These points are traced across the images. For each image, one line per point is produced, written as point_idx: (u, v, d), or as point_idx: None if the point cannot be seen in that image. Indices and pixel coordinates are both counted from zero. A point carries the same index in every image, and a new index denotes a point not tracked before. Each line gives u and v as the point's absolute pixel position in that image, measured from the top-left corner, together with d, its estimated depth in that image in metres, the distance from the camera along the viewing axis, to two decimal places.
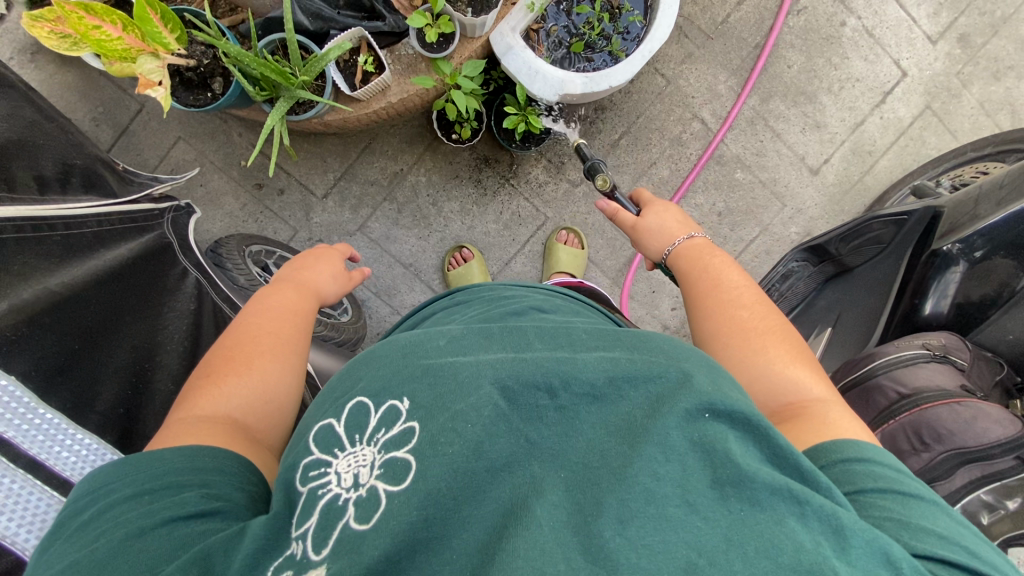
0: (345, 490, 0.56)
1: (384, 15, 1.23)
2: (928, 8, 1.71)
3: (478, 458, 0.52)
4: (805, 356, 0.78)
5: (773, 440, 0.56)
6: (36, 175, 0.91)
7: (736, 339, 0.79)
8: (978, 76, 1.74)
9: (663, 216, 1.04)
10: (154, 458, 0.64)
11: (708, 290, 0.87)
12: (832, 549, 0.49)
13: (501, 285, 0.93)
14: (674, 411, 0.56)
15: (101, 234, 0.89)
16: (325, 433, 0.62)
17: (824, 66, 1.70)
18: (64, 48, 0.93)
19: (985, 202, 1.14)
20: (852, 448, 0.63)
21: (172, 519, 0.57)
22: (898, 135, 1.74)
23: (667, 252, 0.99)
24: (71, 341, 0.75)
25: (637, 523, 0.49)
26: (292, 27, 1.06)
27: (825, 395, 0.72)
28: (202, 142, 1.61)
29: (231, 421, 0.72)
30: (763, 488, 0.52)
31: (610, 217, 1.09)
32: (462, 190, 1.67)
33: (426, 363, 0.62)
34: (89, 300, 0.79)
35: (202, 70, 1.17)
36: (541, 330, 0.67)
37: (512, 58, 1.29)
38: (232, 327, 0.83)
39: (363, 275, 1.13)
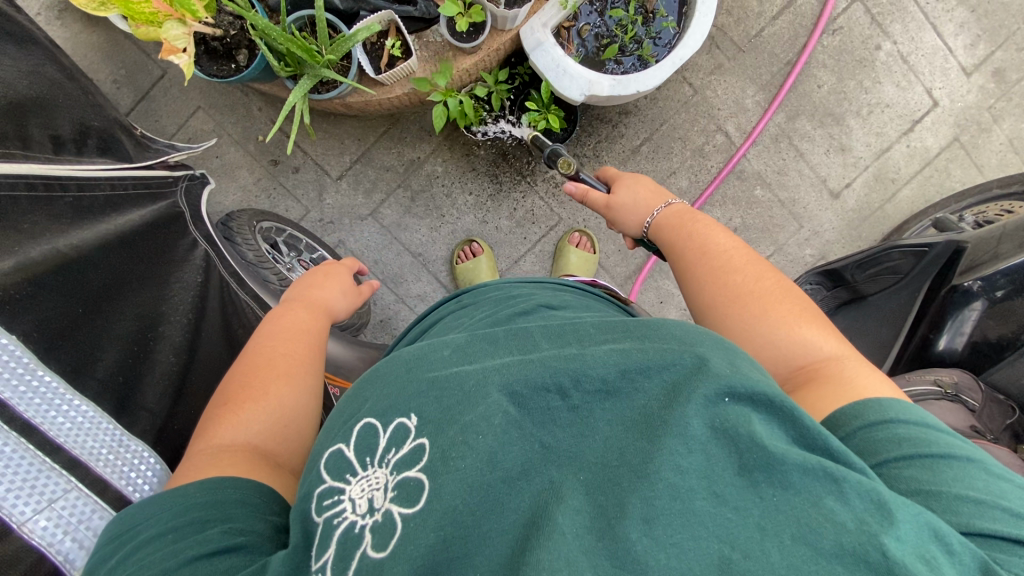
0: (361, 516, 0.56)
1: (416, 0, 1.20)
2: (965, 39, 1.68)
3: (493, 469, 0.52)
4: (811, 312, 0.78)
5: (801, 420, 0.54)
6: (54, 134, 0.89)
7: (738, 306, 0.79)
8: (1010, 112, 1.71)
9: (634, 189, 1.04)
10: (177, 495, 0.64)
11: (698, 258, 0.87)
12: (880, 525, 0.48)
13: (506, 282, 0.92)
14: (692, 399, 0.54)
15: (111, 196, 0.90)
16: (336, 459, 0.61)
17: (855, 89, 1.68)
18: (90, 7, 0.92)
19: (1007, 242, 1.11)
20: (871, 410, 0.62)
21: (193, 559, 0.57)
22: (923, 165, 1.71)
23: (647, 225, 0.99)
24: (76, 304, 0.74)
25: (662, 521, 0.48)
26: (322, 4, 1.05)
27: (837, 350, 0.72)
28: (221, 114, 1.60)
29: (251, 448, 0.73)
30: (794, 468, 0.50)
31: (580, 199, 1.11)
32: (477, 183, 1.66)
33: (430, 377, 0.61)
34: (97, 262, 0.78)
35: (228, 41, 1.16)
36: (546, 328, 0.65)
37: (540, 54, 1.27)
38: (246, 353, 0.84)
39: (371, 288, 1.15)
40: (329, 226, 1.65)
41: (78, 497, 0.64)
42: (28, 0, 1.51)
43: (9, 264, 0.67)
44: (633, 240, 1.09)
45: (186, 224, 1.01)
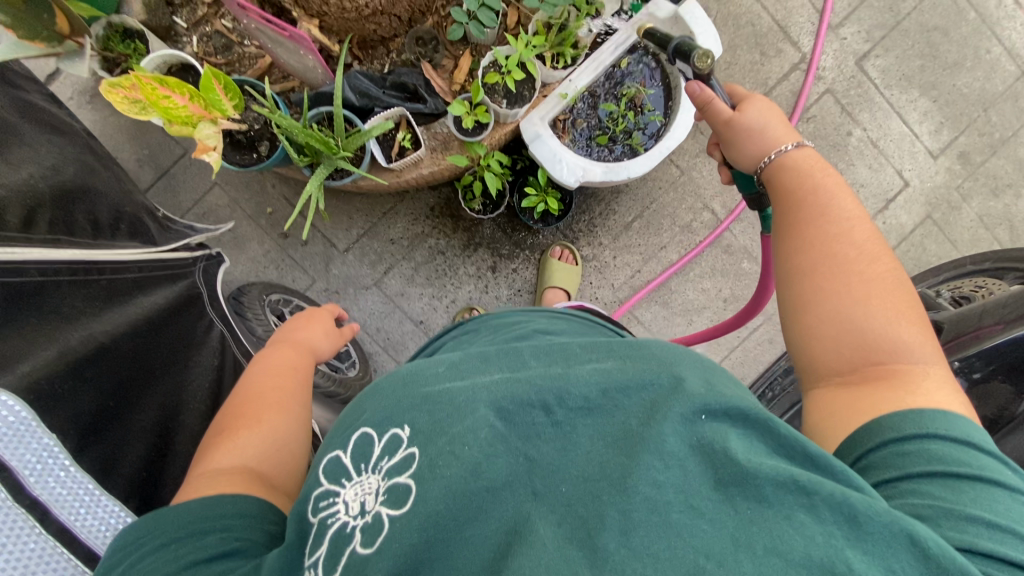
0: (353, 517, 0.60)
1: (425, 97, 1.32)
2: (930, 125, 1.82)
3: (477, 478, 0.55)
4: (913, 308, 0.72)
5: (776, 429, 0.59)
6: (93, 219, 0.96)
7: (838, 282, 0.73)
8: (977, 192, 1.83)
9: (766, 114, 0.88)
10: (179, 512, 0.66)
11: (815, 221, 0.78)
12: (846, 539, 0.51)
13: (504, 312, 0.97)
14: (669, 417, 0.57)
15: (138, 278, 0.96)
16: (334, 464, 0.66)
17: (831, 171, 1.79)
18: (134, 112, 0.99)
19: (987, 317, 1.19)
20: (913, 421, 0.63)
21: (191, 564, 0.61)
22: (899, 241, 1.81)
23: (766, 162, 0.86)
24: (109, 398, 0.75)
25: (639, 533, 0.51)
26: (340, 102, 1.17)
27: (924, 359, 0.69)
28: (236, 190, 1.69)
29: (246, 470, 0.75)
30: (767, 482, 0.53)
31: (701, 106, 0.92)
32: (478, 256, 1.74)
33: (425, 391, 0.66)
34: (127, 352, 0.81)
35: (251, 133, 1.24)
36: (537, 349, 0.70)
37: (539, 145, 1.37)
38: (239, 388, 0.87)
39: (350, 330, 1.19)
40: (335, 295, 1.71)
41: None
42: (63, 88, 1.63)
43: (52, 353, 0.69)
44: (730, 169, 1.00)
45: (203, 305, 1.08)
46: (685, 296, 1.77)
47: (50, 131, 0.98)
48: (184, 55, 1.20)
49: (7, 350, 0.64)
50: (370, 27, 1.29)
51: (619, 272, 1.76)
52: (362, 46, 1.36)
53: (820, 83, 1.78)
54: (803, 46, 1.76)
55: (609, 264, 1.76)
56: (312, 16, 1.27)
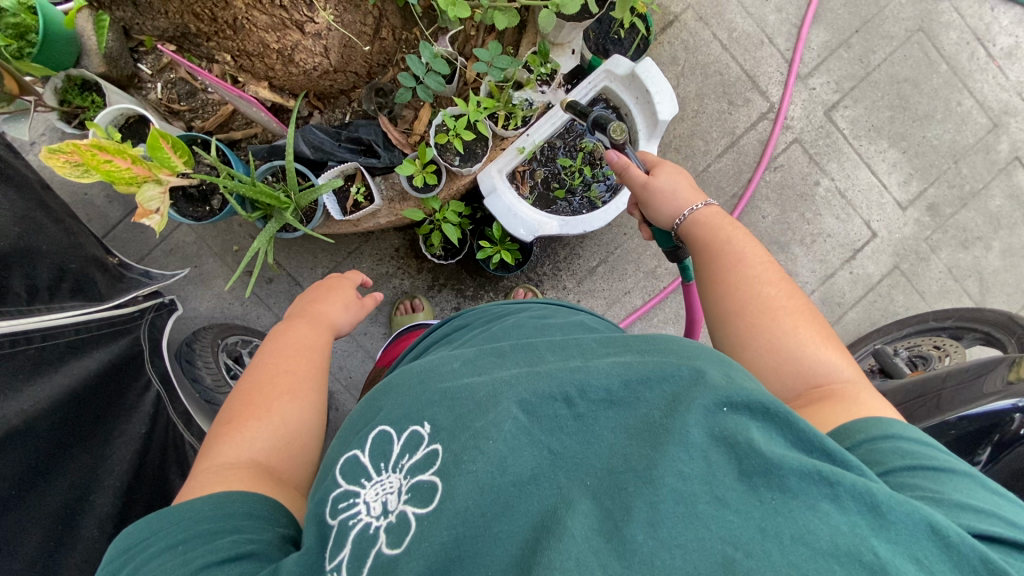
0: (375, 518, 0.59)
1: (380, 152, 1.33)
2: (899, 176, 1.81)
3: (504, 473, 0.55)
4: (829, 333, 0.79)
5: (796, 424, 0.57)
6: (31, 282, 0.97)
7: (766, 317, 0.79)
8: (947, 243, 1.82)
9: (675, 178, 1.00)
10: (186, 508, 0.66)
11: (732, 266, 0.85)
12: (870, 528, 0.50)
13: (499, 304, 0.99)
14: (692, 408, 0.57)
15: (74, 341, 0.99)
16: (351, 464, 0.66)
17: (797, 220, 1.79)
18: (75, 175, 1.00)
19: (950, 378, 1.26)
20: (875, 425, 0.65)
21: (202, 567, 0.59)
22: (866, 291, 1.80)
23: (683, 218, 0.95)
24: (13, 486, 0.78)
25: (667, 524, 0.50)
26: (292, 158, 1.18)
27: (854, 376, 0.74)
28: (203, 228, 1.71)
29: (255, 464, 0.75)
30: (791, 472, 0.52)
31: (619, 170, 1.04)
32: (443, 296, 1.74)
33: (442, 386, 0.66)
34: (42, 433, 0.84)
35: (204, 187, 1.26)
36: (551, 343, 0.71)
37: (494, 199, 1.36)
38: (247, 375, 0.87)
39: (377, 301, 1.17)
40: None
41: None
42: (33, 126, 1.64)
43: None
44: (649, 228, 1.12)
45: (145, 362, 1.14)
46: None
47: (1, 185, 1.01)
48: (138, 109, 1.22)
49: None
50: (325, 83, 1.31)
51: None
52: (321, 98, 1.38)
53: (788, 132, 1.79)
54: (771, 96, 1.77)
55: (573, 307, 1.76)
56: (262, 79, 1.30)
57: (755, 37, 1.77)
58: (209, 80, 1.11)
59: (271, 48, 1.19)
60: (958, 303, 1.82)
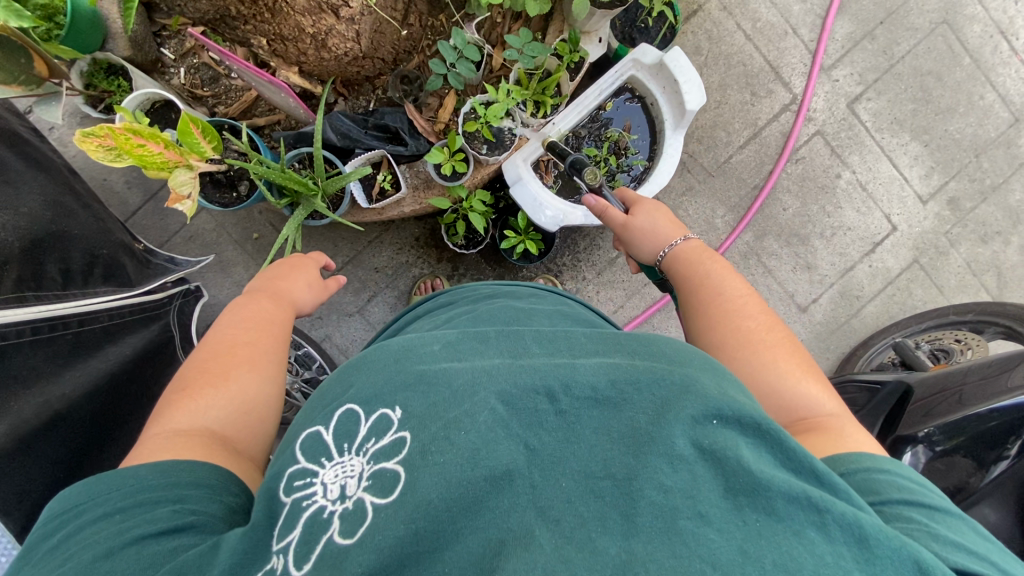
0: (331, 502, 0.58)
1: (406, 140, 1.33)
2: (920, 170, 1.81)
3: (475, 467, 0.53)
4: (810, 368, 0.81)
5: (787, 443, 0.58)
6: (65, 267, 0.97)
7: (747, 351, 0.82)
8: (966, 238, 1.82)
9: (653, 215, 1.08)
10: (126, 477, 0.64)
11: (714, 302, 0.90)
12: (856, 562, 0.50)
13: (487, 285, 1.02)
14: (679, 417, 0.57)
15: (108, 327, 0.99)
16: (313, 441, 0.64)
17: (818, 213, 1.79)
18: (107, 158, 0.99)
19: (972, 373, 1.27)
20: (869, 459, 0.67)
21: (139, 539, 0.58)
22: (885, 284, 1.80)
23: (664, 253, 1.02)
24: (59, 470, 0.83)
25: (642, 538, 0.49)
26: (321, 144, 1.17)
27: (835, 410, 0.76)
28: (223, 215, 1.70)
29: (210, 433, 0.73)
30: (779, 495, 0.52)
31: (599, 212, 1.14)
32: (462, 286, 1.74)
33: (420, 369, 0.64)
34: (83, 420, 0.88)
35: (231, 173, 1.26)
36: (539, 336, 0.71)
37: (520, 188, 1.36)
38: (205, 344, 0.84)
39: (338, 284, 1.16)
40: (317, 322, 1.72)
41: None
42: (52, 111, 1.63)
43: (5, 429, 0.76)
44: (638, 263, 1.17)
45: (175, 348, 1.16)
46: (667, 332, 1.78)
47: (30, 171, 1.00)
48: (163, 92, 1.21)
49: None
50: (353, 70, 1.30)
51: (602, 307, 1.76)
52: (346, 84, 1.36)
53: (810, 124, 1.78)
54: (794, 88, 1.76)
55: (592, 298, 1.76)
56: (292, 64, 1.28)
57: (779, 27, 1.75)
58: (241, 65, 1.08)
59: (306, 33, 1.19)
60: (976, 297, 1.82)
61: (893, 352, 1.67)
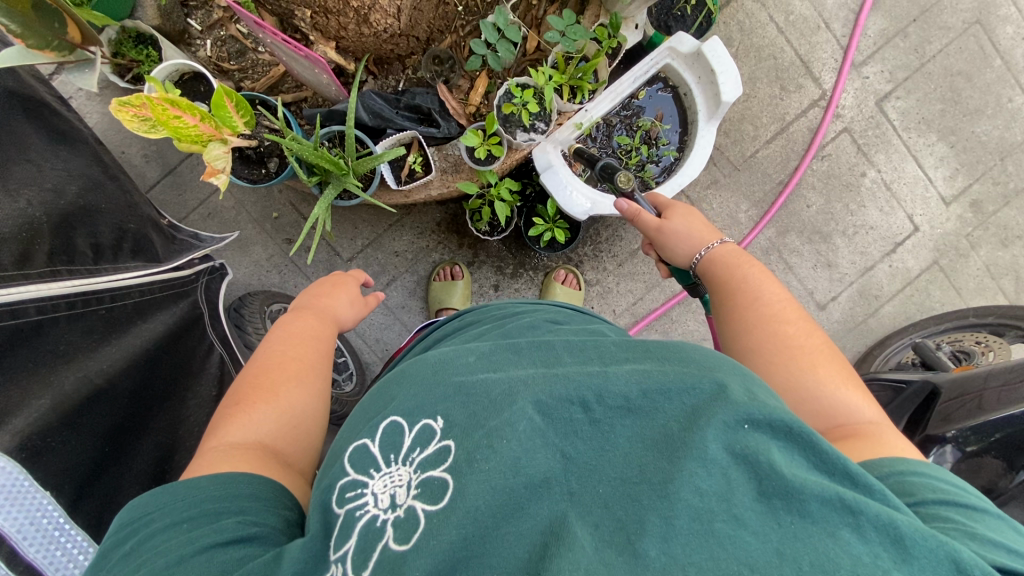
0: (383, 511, 0.56)
1: (439, 122, 1.31)
2: (945, 171, 1.80)
3: (516, 474, 0.52)
4: (851, 375, 0.76)
5: (818, 446, 0.54)
6: (95, 242, 0.95)
7: (783, 355, 0.77)
8: (987, 241, 1.81)
9: (688, 221, 1.00)
10: (189, 486, 0.62)
11: (749, 304, 0.84)
12: (893, 562, 0.47)
13: (511, 304, 0.94)
14: (712, 422, 0.54)
15: (139, 302, 0.98)
16: (361, 454, 0.62)
17: (841, 211, 1.78)
18: (142, 129, 0.95)
19: (993, 378, 1.25)
20: (903, 463, 0.63)
21: (209, 547, 0.56)
22: (904, 285, 1.80)
23: (700, 256, 0.95)
24: (103, 445, 0.82)
25: (681, 541, 0.47)
26: (353, 122, 1.13)
27: (877, 418, 0.71)
28: (242, 193, 1.67)
29: (262, 446, 0.71)
30: (812, 497, 0.49)
31: (630, 218, 1.04)
32: (482, 272, 1.73)
33: (458, 381, 0.62)
34: (122, 396, 0.87)
35: (261, 150, 1.25)
36: (569, 343, 0.67)
37: (550, 175, 1.33)
38: (255, 358, 0.82)
39: (378, 301, 1.10)
40: None
41: None
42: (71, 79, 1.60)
43: (47, 403, 0.74)
44: (668, 267, 1.11)
45: (205, 325, 1.15)
46: (685, 326, 1.77)
47: (58, 142, 0.97)
48: (193, 64, 1.19)
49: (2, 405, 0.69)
50: (388, 48, 1.28)
51: (621, 298, 1.76)
52: (378, 63, 1.34)
53: (838, 121, 1.76)
54: (824, 83, 1.75)
55: (612, 290, 1.75)
56: (330, 39, 1.26)
57: (811, 21, 1.74)
58: (275, 37, 1.03)
59: (349, 6, 1.15)
60: (993, 301, 1.81)
61: (911, 352, 1.67)
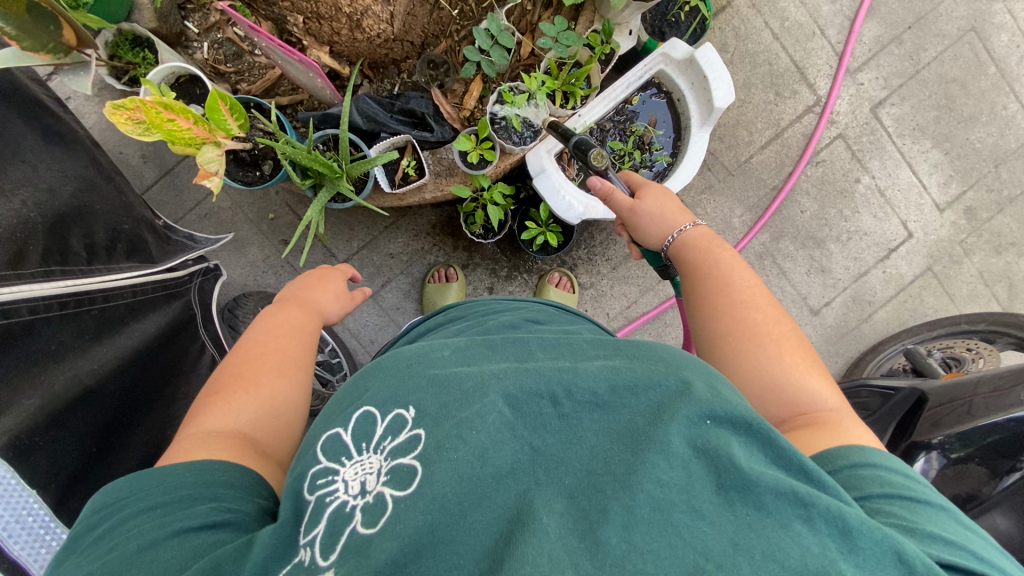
0: (352, 497, 0.57)
1: (433, 126, 1.31)
2: (939, 178, 1.80)
3: (484, 464, 0.52)
4: (817, 362, 0.77)
5: (778, 441, 0.55)
6: (89, 242, 0.96)
7: (749, 341, 0.78)
8: (980, 247, 1.82)
9: (659, 201, 1.01)
10: (165, 473, 0.63)
11: (719, 290, 0.85)
12: (840, 552, 0.48)
13: (495, 300, 0.95)
14: (675, 418, 0.54)
15: (132, 302, 0.99)
16: (333, 441, 0.62)
17: (835, 217, 1.79)
18: (137, 131, 0.98)
19: (982, 385, 1.26)
20: (858, 452, 0.63)
21: (181, 531, 0.57)
22: (898, 290, 1.80)
23: (671, 239, 0.95)
24: (91, 444, 0.83)
25: (641, 529, 0.48)
26: (347, 126, 1.14)
27: (838, 405, 0.72)
28: (238, 194, 1.68)
29: (241, 436, 0.72)
30: (767, 491, 0.50)
31: (604, 197, 1.05)
32: (477, 275, 1.74)
33: (431, 373, 0.63)
34: (110, 395, 0.88)
35: (256, 152, 1.26)
36: (543, 340, 0.68)
37: (543, 180, 1.33)
38: (238, 349, 0.83)
39: (363, 296, 1.13)
40: None
41: None
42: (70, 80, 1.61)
43: (36, 403, 0.75)
44: (640, 248, 1.12)
45: (196, 326, 1.16)
46: (679, 330, 1.78)
47: (54, 142, 0.98)
48: (188, 67, 1.20)
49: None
50: (382, 52, 1.29)
51: (615, 302, 1.76)
52: (373, 66, 1.35)
53: (833, 127, 1.77)
54: (819, 89, 1.75)
55: (606, 293, 1.76)
56: (324, 45, 1.27)
57: (806, 27, 1.75)
58: (270, 41, 1.03)
59: (341, 12, 1.17)
60: (986, 307, 1.82)
61: (903, 358, 1.68)
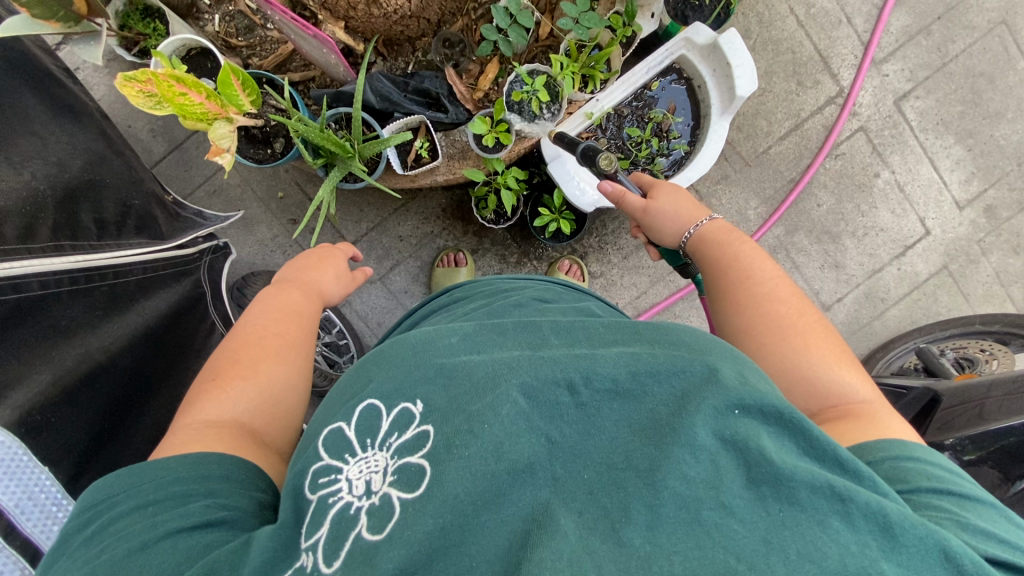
0: (357, 498, 0.55)
1: (447, 107, 1.31)
2: (961, 175, 1.77)
3: (499, 460, 0.51)
4: (846, 354, 0.76)
5: (810, 431, 0.54)
6: (98, 216, 0.94)
7: (777, 335, 0.76)
8: (999, 247, 1.79)
9: (674, 199, 0.99)
10: (158, 468, 0.63)
11: (743, 282, 0.83)
12: (881, 550, 0.47)
13: (497, 280, 0.94)
14: (701, 409, 0.54)
15: (142, 280, 0.97)
16: (335, 437, 0.61)
17: (852, 211, 1.76)
18: (148, 104, 0.96)
19: (995, 389, 1.23)
20: (896, 446, 0.62)
21: (172, 531, 0.56)
22: (912, 288, 1.78)
23: (689, 234, 0.94)
24: (102, 423, 0.83)
25: (666, 528, 0.47)
26: (360, 105, 1.11)
27: (870, 397, 0.71)
28: (248, 171, 1.66)
29: (238, 425, 0.71)
30: (802, 485, 0.49)
31: (616, 200, 1.03)
32: (486, 261, 1.72)
33: (439, 362, 0.61)
34: (121, 373, 0.87)
35: (267, 130, 1.23)
36: (556, 325, 0.67)
37: (557, 165, 1.32)
38: (235, 333, 0.82)
39: (365, 276, 1.10)
40: None
41: (7, 556, 0.67)
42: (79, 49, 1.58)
43: (48, 378, 0.75)
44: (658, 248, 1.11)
45: (207, 304, 1.15)
46: (688, 322, 1.77)
47: (63, 116, 0.97)
48: (200, 40, 1.17)
49: (5, 378, 0.69)
50: (398, 29, 1.26)
51: (625, 291, 1.75)
52: (388, 44, 1.32)
53: (854, 119, 1.73)
54: (842, 80, 1.71)
55: (616, 282, 1.74)
56: (339, 19, 1.23)
57: (833, 15, 1.70)
58: (284, 14, 1.02)
59: None
60: (1000, 309, 1.79)
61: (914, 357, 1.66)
